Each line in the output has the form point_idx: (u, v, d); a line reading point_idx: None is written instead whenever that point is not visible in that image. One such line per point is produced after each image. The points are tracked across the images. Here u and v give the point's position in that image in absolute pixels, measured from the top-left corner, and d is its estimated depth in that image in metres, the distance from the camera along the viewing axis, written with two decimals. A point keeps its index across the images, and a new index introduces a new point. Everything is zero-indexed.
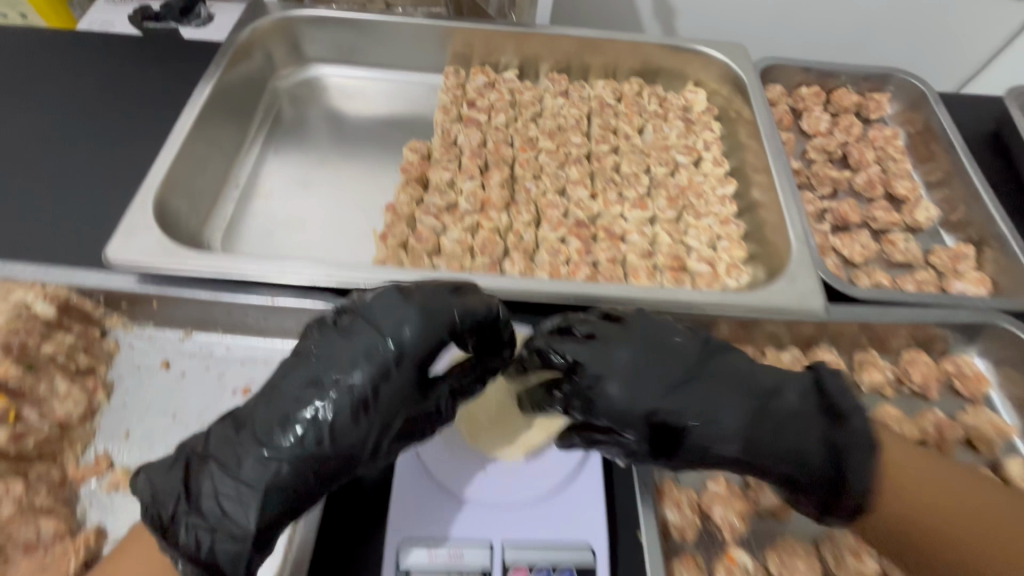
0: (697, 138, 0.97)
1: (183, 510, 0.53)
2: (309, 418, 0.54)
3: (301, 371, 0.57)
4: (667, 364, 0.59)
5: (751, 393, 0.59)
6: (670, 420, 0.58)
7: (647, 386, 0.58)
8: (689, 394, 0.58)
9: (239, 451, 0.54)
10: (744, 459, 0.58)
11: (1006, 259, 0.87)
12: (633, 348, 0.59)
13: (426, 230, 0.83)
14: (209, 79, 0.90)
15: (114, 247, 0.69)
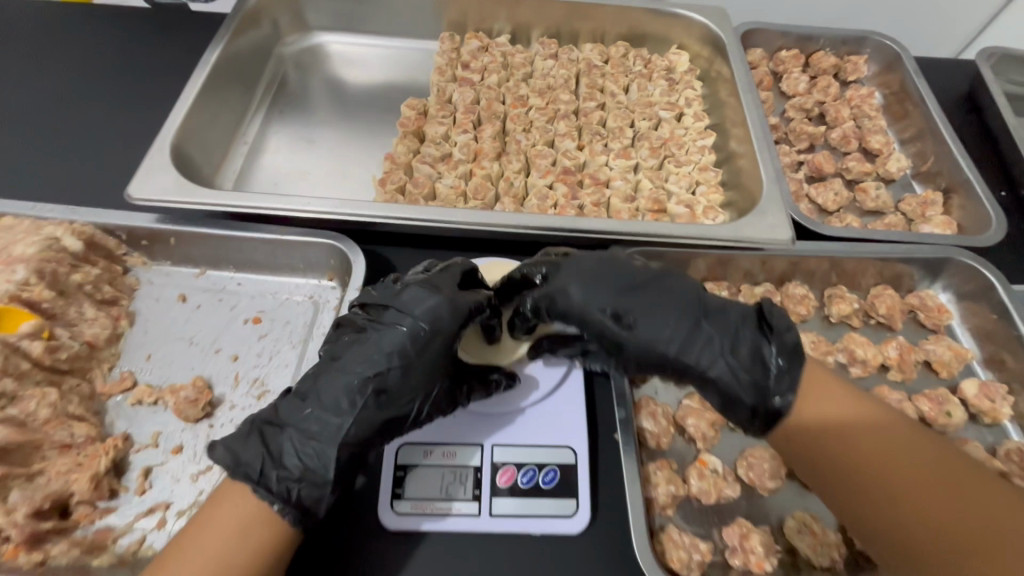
0: (680, 95, 1.02)
1: (265, 467, 0.54)
2: (359, 382, 0.58)
3: (352, 348, 0.61)
4: (617, 283, 0.64)
5: (692, 309, 0.63)
6: (619, 317, 0.63)
7: (597, 300, 0.64)
8: (634, 300, 0.64)
9: (308, 418, 0.57)
10: (679, 357, 0.62)
11: (972, 203, 0.92)
12: (595, 259, 0.66)
13: (423, 176, 0.90)
14: (221, 41, 0.96)
15: (136, 186, 0.75)
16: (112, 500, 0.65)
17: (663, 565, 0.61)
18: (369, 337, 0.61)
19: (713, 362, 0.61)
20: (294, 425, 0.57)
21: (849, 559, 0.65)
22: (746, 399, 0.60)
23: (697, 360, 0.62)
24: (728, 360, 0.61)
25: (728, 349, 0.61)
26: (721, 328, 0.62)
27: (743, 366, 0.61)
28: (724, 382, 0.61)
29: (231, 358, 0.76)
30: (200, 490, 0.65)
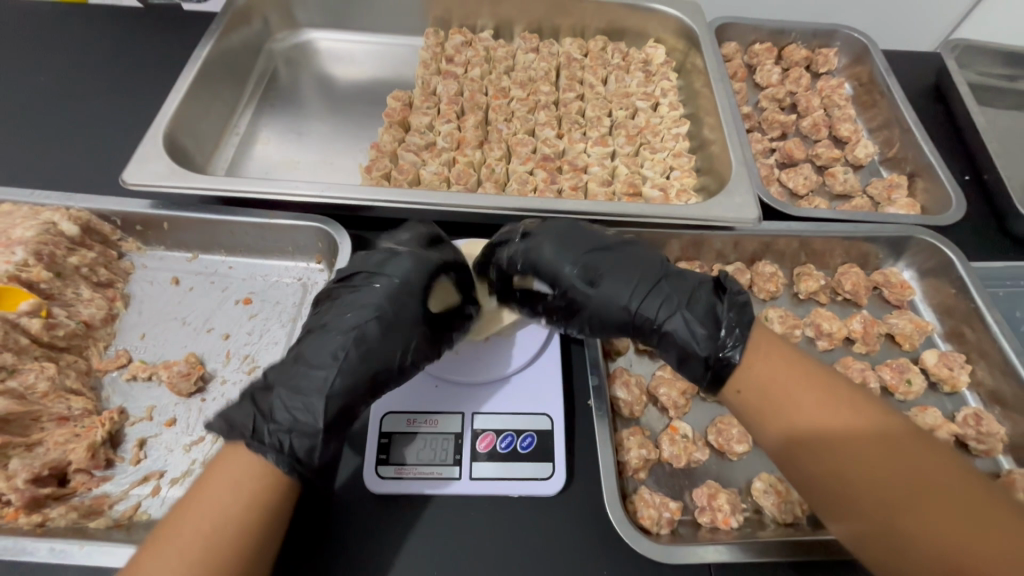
0: (656, 86, 1.06)
1: (260, 422, 0.58)
2: (344, 338, 0.62)
3: (332, 312, 0.65)
4: (581, 246, 0.69)
5: (651, 271, 0.67)
6: (583, 275, 0.68)
7: (563, 263, 0.68)
8: (599, 258, 0.68)
9: (298, 373, 0.61)
10: (638, 314, 0.66)
11: (934, 185, 0.97)
12: (566, 224, 0.71)
13: (407, 164, 0.93)
14: (212, 36, 1.00)
15: (130, 171, 0.79)
16: (109, 469, 0.67)
17: (635, 523, 0.64)
18: (353, 299, 0.65)
19: (670, 316, 0.65)
20: (285, 381, 0.60)
21: (812, 516, 0.68)
22: (704, 353, 0.64)
23: (655, 315, 0.66)
24: (684, 314, 0.65)
25: (684, 305, 0.65)
26: (677, 287, 0.67)
27: (698, 319, 0.64)
28: (682, 334, 0.65)
29: (222, 336, 0.79)
30: (193, 459, 0.69)
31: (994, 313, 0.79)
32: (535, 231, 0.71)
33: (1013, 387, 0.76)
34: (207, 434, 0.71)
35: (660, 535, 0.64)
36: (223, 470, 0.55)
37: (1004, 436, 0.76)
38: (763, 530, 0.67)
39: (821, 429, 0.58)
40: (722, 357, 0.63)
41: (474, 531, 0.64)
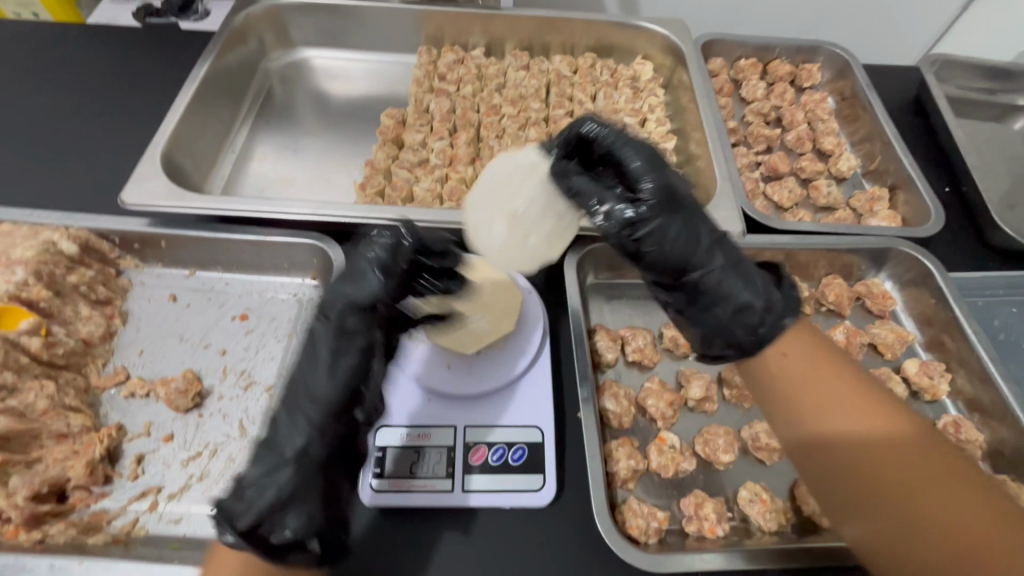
0: (644, 103, 1.09)
1: (264, 521, 0.53)
2: (316, 410, 0.57)
3: (307, 385, 0.58)
4: (675, 179, 0.65)
5: (718, 238, 0.65)
6: (660, 206, 0.62)
7: (649, 179, 0.63)
8: (679, 203, 0.63)
9: (282, 464, 0.55)
10: (695, 263, 0.63)
11: (914, 197, 0.99)
12: (662, 157, 0.66)
13: (401, 181, 0.96)
14: (208, 56, 1.02)
15: (128, 192, 0.81)
16: (107, 485, 0.69)
17: (624, 533, 0.66)
18: (318, 371, 0.58)
19: (737, 278, 0.63)
20: (268, 489, 0.54)
21: (795, 524, 0.70)
22: (739, 347, 0.65)
23: (722, 271, 0.63)
24: (752, 282, 0.64)
25: (749, 272, 0.65)
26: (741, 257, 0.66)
27: (761, 287, 0.64)
28: (750, 300, 0.63)
29: (219, 352, 0.80)
30: (190, 474, 0.70)
31: (972, 323, 0.81)
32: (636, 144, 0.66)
33: (991, 394, 0.78)
34: (204, 449, 0.72)
35: (649, 545, 0.65)
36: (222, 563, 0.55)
37: (982, 443, 0.78)
38: (749, 539, 0.68)
39: (836, 434, 0.62)
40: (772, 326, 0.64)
41: (467, 543, 0.66)
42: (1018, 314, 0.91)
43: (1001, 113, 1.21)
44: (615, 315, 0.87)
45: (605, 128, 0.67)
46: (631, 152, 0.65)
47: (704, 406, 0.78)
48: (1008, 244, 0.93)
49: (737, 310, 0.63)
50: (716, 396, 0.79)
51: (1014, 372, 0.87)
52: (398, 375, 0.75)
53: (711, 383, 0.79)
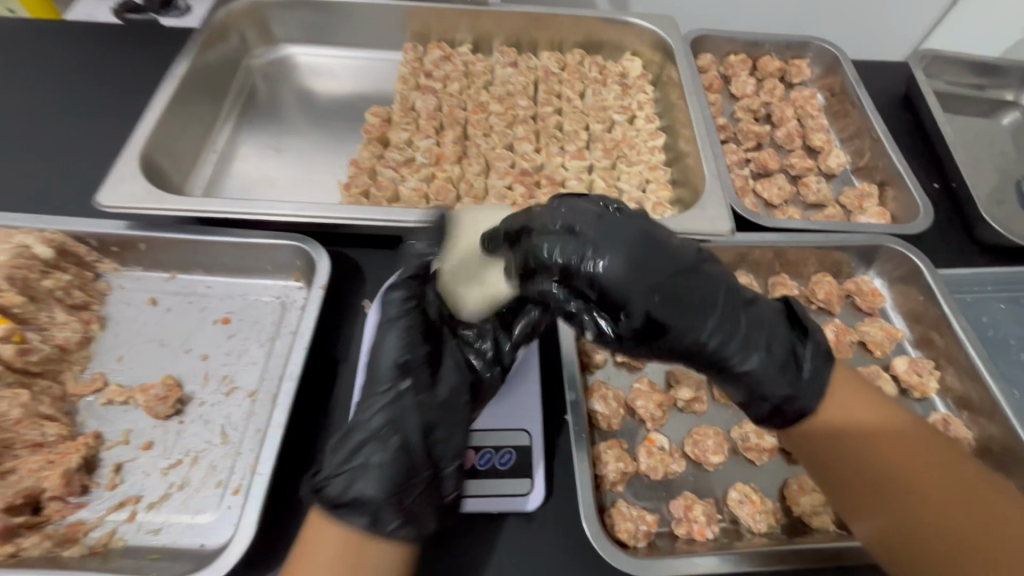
0: (633, 100, 1.08)
1: (331, 484, 0.58)
2: (374, 384, 0.64)
3: (380, 360, 0.65)
4: (655, 268, 0.57)
5: (728, 306, 0.60)
6: (659, 309, 0.57)
7: (622, 282, 0.56)
8: (677, 291, 0.57)
9: (349, 432, 0.62)
10: (710, 350, 0.59)
11: (903, 194, 0.99)
12: (643, 233, 0.59)
13: (386, 180, 0.94)
14: (188, 54, 0.99)
15: (105, 193, 0.79)
16: (84, 495, 0.67)
17: (613, 537, 0.65)
18: (375, 350, 0.66)
19: (756, 359, 0.60)
20: (336, 455, 0.60)
21: (785, 525, 0.70)
22: (777, 401, 0.60)
23: (737, 355, 0.60)
24: (776, 369, 0.60)
25: (773, 345, 0.61)
26: (762, 318, 0.62)
27: (782, 357, 0.61)
28: (772, 392, 0.60)
29: (201, 357, 0.79)
30: (170, 483, 0.68)
31: (961, 320, 0.81)
32: (600, 232, 0.58)
33: (980, 391, 0.78)
34: (185, 456, 0.70)
35: (638, 548, 0.65)
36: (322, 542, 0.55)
37: (970, 439, 0.78)
38: (739, 541, 0.68)
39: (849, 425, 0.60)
40: (806, 398, 0.61)
41: (454, 549, 0.65)
42: (1006, 310, 0.92)
43: (989, 108, 1.21)
44: None
45: (573, 216, 0.60)
46: (597, 253, 0.57)
47: (693, 406, 0.77)
48: (996, 240, 0.93)
49: (759, 395, 0.60)
50: (705, 397, 0.78)
51: (1002, 368, 0.87)
52: None
53: (700, 383, 0.78)
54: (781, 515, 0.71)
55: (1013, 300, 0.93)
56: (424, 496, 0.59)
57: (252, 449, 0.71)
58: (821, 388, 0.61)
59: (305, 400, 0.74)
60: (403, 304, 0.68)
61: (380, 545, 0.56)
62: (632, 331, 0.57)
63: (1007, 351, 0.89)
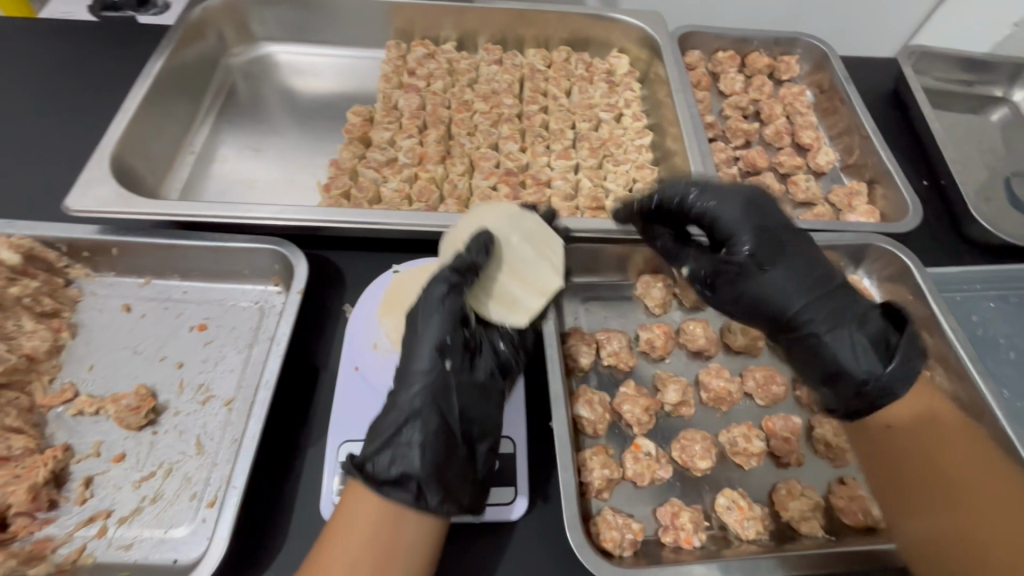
0: (620, 97, 1.06)
1: (372, 463, 0.58)
2: (411, 367, 0.62)
3: (418, 338, 0.63)
4: (766, 222, 0.67)
5: (825, 278, 0.66)
6: (752, 261, 0.66)
7: (742, 228, 0.66)
8: (774, 251, 0.66)
9: (391, 411, 0.60)
10: (798, 311, 0.65)
11: (892, 192, 0.98)
12: (757, 200, 0.68)
13: (367, 182, 0.92)
14: (163, 52, 0.97)
15: (73, 197, 0.76)
16: (53, 511, 0.65)
17: (598, 546, 0.63)
18: (413, 334, 0.64)
19: (833, 334, 0.63)
20: (377, 433, 0.60)
21: (773, 531, 0.68)
22: (859, 386, 0.62)
23: (819, 323, 0.64)
24: (862, 347, 0.62)
25: (857, 329, 0.63)
26: (849, 301, 0.65)
27: (871, 338, 0.63)
28: (852, 368, 0.62)
29: (176, 365, 0.76)
30: (143, 496, 0.66)
31: (950, 319, 0.80)
32: (722, 191, 0.68)
33: (969, 392, 0.77)
34: (158, 468, 0.68)
35: (623, 558, 0.63)
36: (359, 510, 0.57)
37: None
38: (727, 548, 0.66)
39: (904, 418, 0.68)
40: (892, 381, 0.60)
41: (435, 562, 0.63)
42: (995, 308, 0.91)
43: (978, 104, 1.20)
44: (590, 317, 0.85)
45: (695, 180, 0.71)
46: (716, 202, 0.68)
47: (680, 409, 0.76)
48: (985, 237, 0.93)
49: (835, 369, 0.63)
50: (692, 400, 0.77)
51: (991, 367, 0.86)
52: (364, 386, 0.72)
53: (687, 387, 0.77)
54: (770, 520, 0.69)
55: (1003, 297, 0.92)
56: (461, 474, 0.59)
57: (227, 460, 0.69)
58: (908, 374, 0.60)
59: (283, 409, 0.72)
60: (438, 288, 0.64)
61: (419, 520, 0.57)
62: (739, 262, 0.66)
63: (996, 350, 0.88)
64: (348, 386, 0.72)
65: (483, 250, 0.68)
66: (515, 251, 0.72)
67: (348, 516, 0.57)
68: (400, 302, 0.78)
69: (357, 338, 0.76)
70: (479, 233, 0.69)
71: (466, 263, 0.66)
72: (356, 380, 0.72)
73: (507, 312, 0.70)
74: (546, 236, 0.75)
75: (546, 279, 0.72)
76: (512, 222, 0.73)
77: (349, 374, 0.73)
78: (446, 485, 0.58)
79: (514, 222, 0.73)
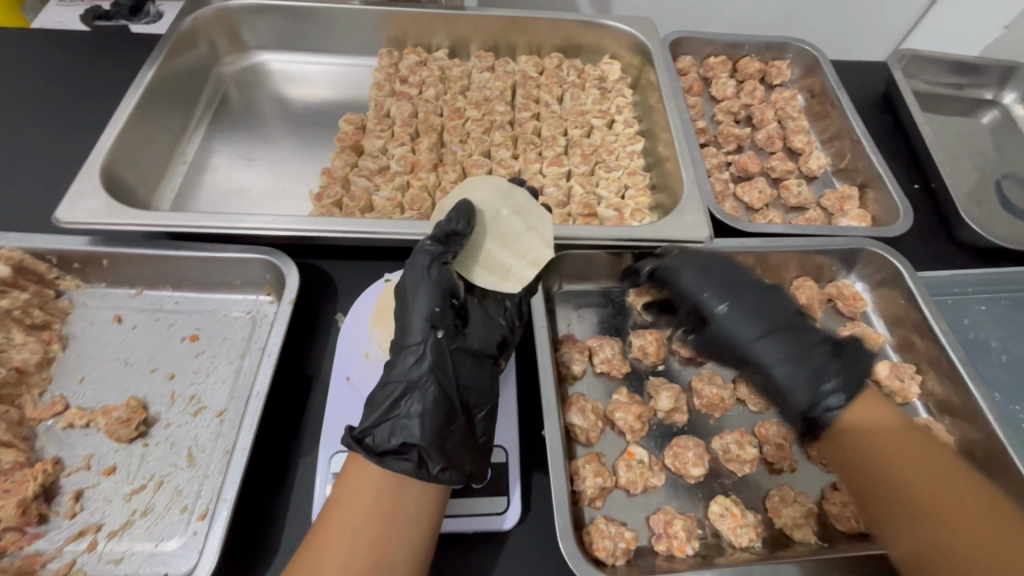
0: (611, 103, 1.06)
1: (372, 435, 0.59)
2: (405, 340, 0.64)
3: (409, 312, 0.64)
4: (718, 276, 0.75)
5: (777, 319, 0.72)
6: (703, 310, 0.75)
7: (687, 281, 0.76)
8: (727, 299, 0.74)
9: (388, 383, 0.62)
10: (747, 350, 0.72)
11: (884, 196, 0.98)
12: (711, 257, 0.77)
13: (359, 190, 0.92)
14: (154, 62, 0.97)
15: (63, 209, 0.76)
16: (43, 525, 0.64)
17: (590, 556, 0.63)
18: (403, 307, 0.65)
19: (780, 364, 0.70)
20: (375, 405, 0.61)
21: (767, 539, 0.68)
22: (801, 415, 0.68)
23: (764, 354, 0.71)
24: (806, 375, 0.68)
25: (803, 358, 0.69)
26: (802, 334, 0.71)
27: (818, 369, 0.68)
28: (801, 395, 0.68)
29: (167, 376, 0.76)
30: (133, 509, 0.66)
31: (941, 323, 0.80)
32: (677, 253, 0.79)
33: (961, 396, 0.77)
34: (149, 481, 0.68)
35: (616, 567, 0.63)
36: (361, 482, 0.57)
37: (952, 444, 0.77)
38: (720, 556, 0.66)
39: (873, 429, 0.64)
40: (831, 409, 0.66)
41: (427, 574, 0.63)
42: (987, 312, 0.91)
43: (968, 108, 1.21)
44: (583, 324, 0.85)
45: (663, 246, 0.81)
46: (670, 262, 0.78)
47: (672, 416, 0.76)
48: (976, 241, 0.93)
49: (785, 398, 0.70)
50: (685, 407, 0.77)
51: (983, 371, 0.87)
52: (356, 396, 0.72)
53: (680, 393, 0.77)
54: (763, 527, 0.69)
55: (994, 301, 0.92)
56: (462, 441, 0.61)
57: (219, 472, 0.69)
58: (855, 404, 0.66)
59: (275, 420, 0.72)
60: (422, 259, 0.65)
61: (421, 487, 0.58)
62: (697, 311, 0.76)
63: (989, 353, 0.88)
64: (340, 396, 0.72)
65: (463, 220, 0.68)
66: (502, 224, 0.72)
67: (350, 488, 0.57)
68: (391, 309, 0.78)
69: (349, 348, 0.76)
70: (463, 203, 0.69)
71: (445, 233, 0.66)
72: (348, 390, 0.72)
73: (497, 280, 0.70)
74: (533, 210, 0.74)
75: (533, 250, 0.72)
76: (498, 197, 0.73)
77: (341, 384, 0.73)
78: (447, 452, 0.59)
79: (499, 196, 0.73)
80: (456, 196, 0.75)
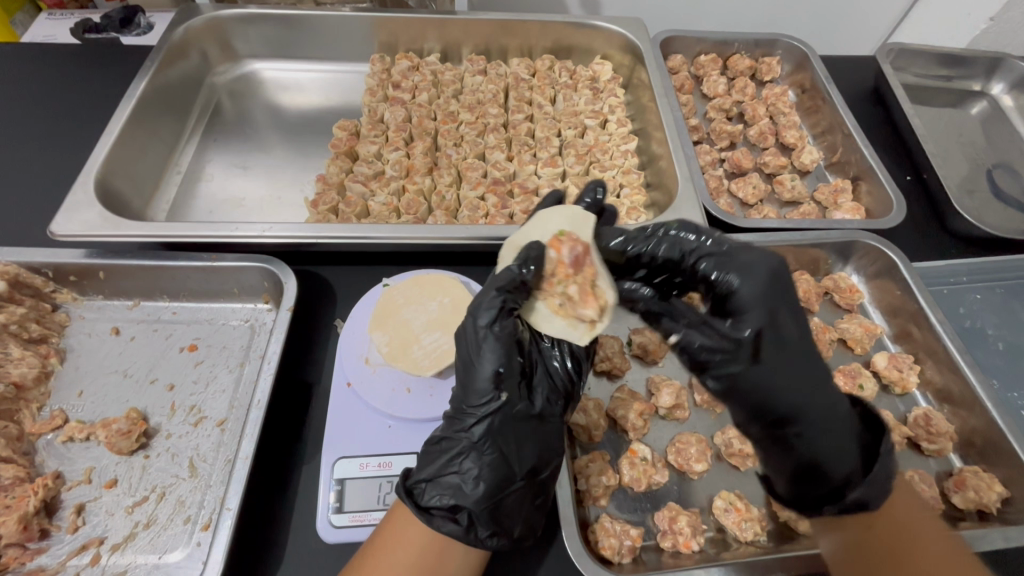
0: (604, 103, 1.07)
1: (423, 487, 0.59)
2: (466, 398, 0.60)
3: (470, 368, 0.60)
4: (784, 302, 0.59)
5: (814, 377, 0.60)
6: (775, 339, 0.58)
7: (759, 312, 0.58)
8: (786, 344, 0.59)
9: (445, 438, 0.61)
10: (789, 411, 0.59)
11: (876, 188, 0.98)
12: (768, 277, 0.59)
13: (355, 196, 0.93)
14: (145, 75, 0.96)
15: (58, 221, 0.75)
16: (44, 540, 0.64)
17: (597, 554, 0.63)
18: (465, 362, 0.61)
19: (819, 440, 0.59)
20: (431, 457, 0.61)
21: (772, 533, 0.68)
22: (836, 505, 0.59)
23: (805, 419, 0.59)
24: (840, 454, 0.59)
25: (840, 437, 0.60)
26: (839, 410, 0.60)
27: (851, 446, 0.60)
28: (834, 474, 0.60)
29: (166, 387, 0.76)
30: (135, 522, 0.65)
31: (937, 313, 0.81)
32: (740, 262, 0.60)
33: (960, 385, 0.77)
34: (151, 492, 0.67)
35: (623, 565, 0.63)
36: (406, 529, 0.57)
37: (952, 433, 0.78)
38: (726, 551, 0.66)
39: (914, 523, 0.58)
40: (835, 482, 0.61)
41: None
42: (982, 301, 0.92)
43: (957, 99, 1.22)
44: None
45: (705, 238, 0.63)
46: (737, 274, 0.59)
47: (674, 414, 0.76)
48: (970, 231, 0.93)
49: (814, 472, 0.60)
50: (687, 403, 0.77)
51: (979, 359, 0.87)
52: (357, 401, 0.72)
53: (681, 390, 0.77)
54: (768, 521, 0.69)
55: (988, 289, 0.93)
56: (518, 507, 0.58)
57: (221, 481, 0.68)
58: (886, 484, 0.58)
59: (276, 428, 0.72)
60: (481, 313, 0.59)
61: (466, 549, 0.57)
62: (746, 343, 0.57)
63: (985, 341, 0.89)
64: (342, 403, 0.72)
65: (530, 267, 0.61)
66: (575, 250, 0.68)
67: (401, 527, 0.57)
68: (387, 313, 0.77)
69: (350, 354, 0.76)
70: (530, 246, 0.63)
71: (515, 282, 0.60)
72: (349, 396, 0.72)
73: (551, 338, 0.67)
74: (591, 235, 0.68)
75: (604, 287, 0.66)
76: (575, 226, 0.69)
77: (342, 390, 0.73)
78: (498, 516, 0.58)
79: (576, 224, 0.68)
80: (528, 232, 0.71)
